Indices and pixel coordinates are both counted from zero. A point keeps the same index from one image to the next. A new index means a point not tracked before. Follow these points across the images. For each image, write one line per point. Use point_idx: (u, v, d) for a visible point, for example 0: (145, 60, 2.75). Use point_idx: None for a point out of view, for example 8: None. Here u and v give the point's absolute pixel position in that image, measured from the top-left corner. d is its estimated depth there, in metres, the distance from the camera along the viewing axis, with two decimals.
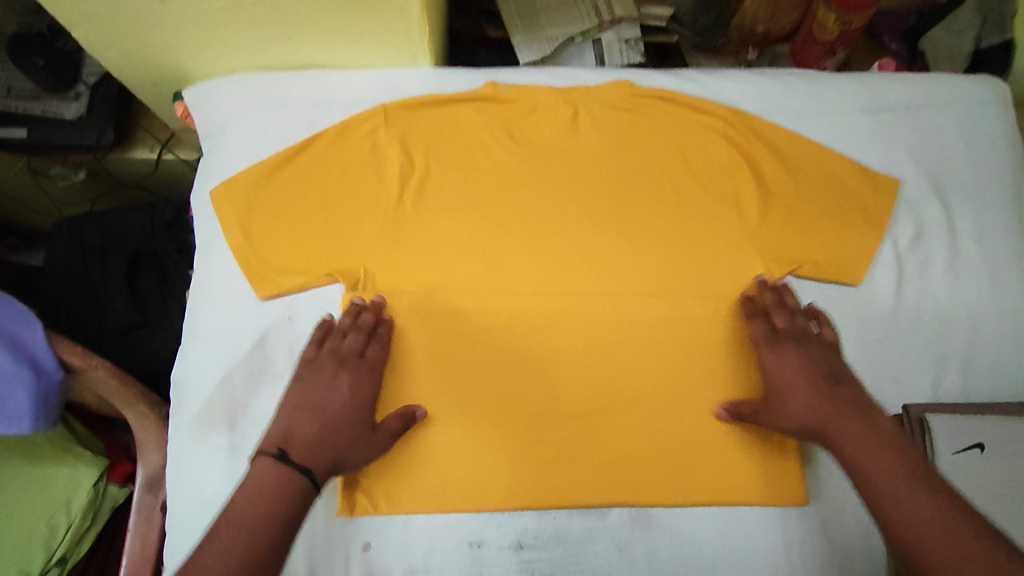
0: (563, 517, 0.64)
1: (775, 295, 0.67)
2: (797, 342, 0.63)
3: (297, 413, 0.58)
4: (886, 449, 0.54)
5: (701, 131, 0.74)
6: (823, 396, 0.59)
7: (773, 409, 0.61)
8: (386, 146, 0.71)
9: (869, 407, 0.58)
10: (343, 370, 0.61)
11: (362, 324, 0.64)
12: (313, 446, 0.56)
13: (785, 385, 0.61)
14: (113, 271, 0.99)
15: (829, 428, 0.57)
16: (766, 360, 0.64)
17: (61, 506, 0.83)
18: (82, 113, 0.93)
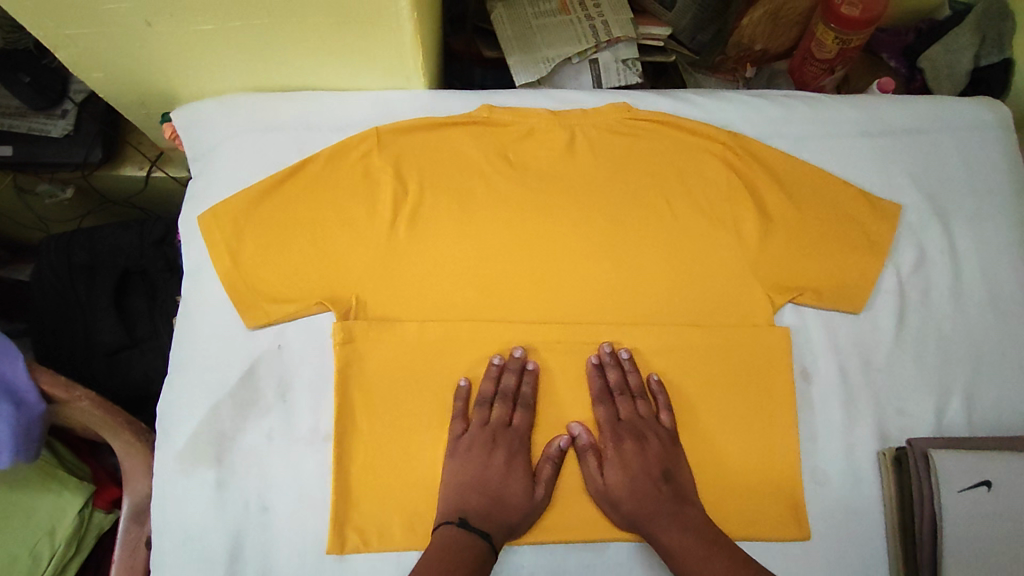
0: (560, 552, 0.63)
1: (618, 372, 0.66)
2: (639, 435, 0.65)
3: (465, 490, 0.62)
4: (703, 553, 0.58)
5: (699, 155, 0.73)
6: (644, 494, 0.62)
7: (603, 495, 0.63)
8: (379, 171, 0.70)
9: (688, 507, 0.62)
10: (499, 446, 0.64)
11: (505, 389, 0.65)
12: (484, 515, 0.60)
13: (619, 477, 0.63)
14: (101, 291, 0.97)
15: (647, 525, 0.61)
16: (608, 450, 0.65)
17: (45, 535, 0.81)
18: (68, 131, 0.91)
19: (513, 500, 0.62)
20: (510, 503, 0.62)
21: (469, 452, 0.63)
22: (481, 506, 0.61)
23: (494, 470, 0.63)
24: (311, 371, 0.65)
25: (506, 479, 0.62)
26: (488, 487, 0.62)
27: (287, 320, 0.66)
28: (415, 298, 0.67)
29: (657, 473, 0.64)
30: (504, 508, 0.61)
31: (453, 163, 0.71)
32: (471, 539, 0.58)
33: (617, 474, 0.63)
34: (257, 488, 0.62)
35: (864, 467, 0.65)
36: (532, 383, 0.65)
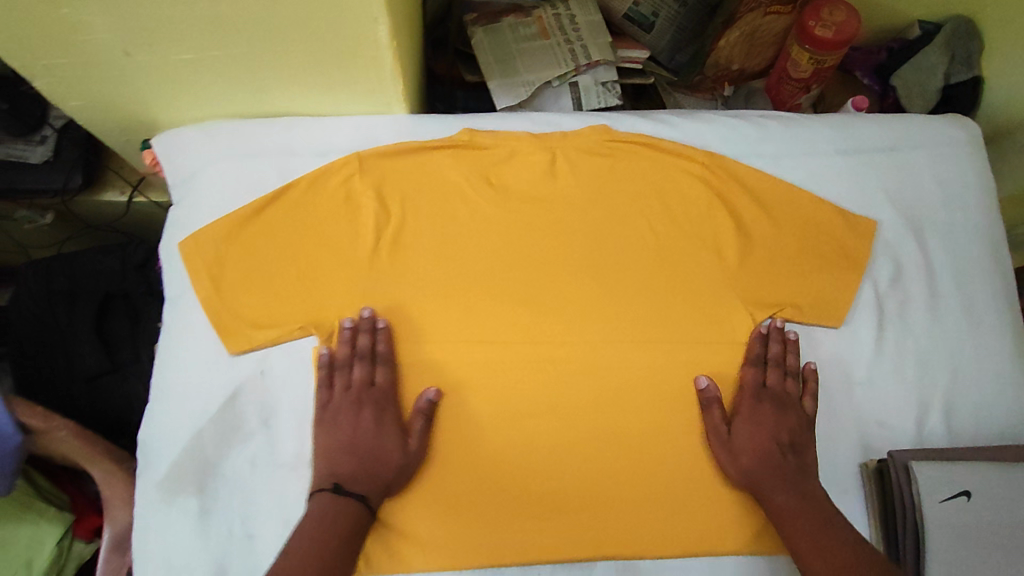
0: (547, 572, 0.63)
1: (779, 347, 0.68)
2: (776, 404, 0.66)
3: (334, 453, 0.62)
4: (805, 516, 0.60)
5: (678, 175, 0.74)
6: (766, 454, 0.64)
7: (727, 450, 0.64)
8: (360, 195, 0.70)
9: (809, 479, 0.63)
10: (364, 407, 0.63)
11: (360, 350, 0.64)
12: (356, 479, 0.60)
13: (756, 441, 0.65)
14: (82, 317, 0.96)
15: (764, 483, 0.63)
16: (744, 409, 0.66)
17: (22, 566, 0.81)
18: (48, 157, 0.90)
19: (388, 458, 0.61)
20: (386, 460, 0.61)
21: (336, 416, 0.63)
22: (353, 466, 0.61)
23: (353, 431, 0.62)
24: (295, 396, 0.65)
25: (379, 436, 0.62)
26: (361, 448, 0.62)
27: (269, 345, 0.65)
28: (396, 319, 0.67)
29: (785, 441, 0.65)
30: (379, 465, 0.61)
31: (434, 184, 0.71)
32: (344, 503, 0.59)
33: (746, 433, 0.65)
34: (240, 515, 0.62)
35: (847, 480, 0.66)
36: (388, 343, 0.65)
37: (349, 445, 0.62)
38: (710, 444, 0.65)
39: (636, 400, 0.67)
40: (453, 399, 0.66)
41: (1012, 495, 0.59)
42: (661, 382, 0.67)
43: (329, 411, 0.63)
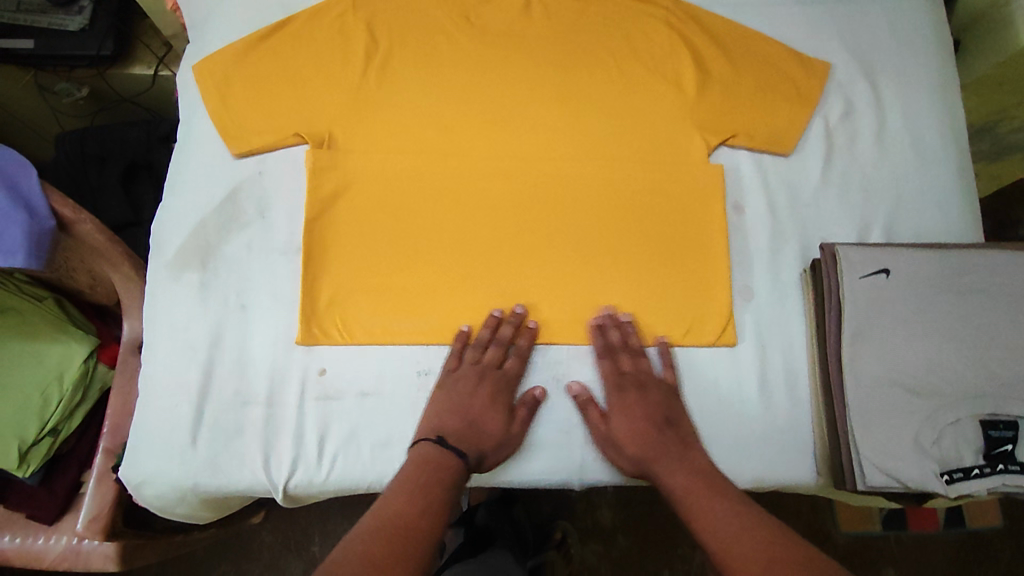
0: (507, 353, 0.69)
1: (619, 334, 0.69)
2: (638, 387, 0.67)
3: (445, 413, 0.65)
4: (701, 486, 0.60)
5: (644, 18, 0.80)
6: (644, 436, 0.64)
7: (608, 441, 0.66)
8: (352, 28, 0.78)
9: (689, 450, 0.63)
10: (486, 382, 0.67)
11: (501, 336, 0.68)
12: (463, 438, 0.64)
13: (612, 421, 0.66)
14: (110, 176, 1.07)
15: (650, 464, 0.63)
16: (614, 400, 0.67)
17: (54, 379, 0.94)
18: (84, 26, 1.01)
19: (493, 436, 0.65)
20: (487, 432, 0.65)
21: (457, 384, 0.67)
22: (458, 427, 0.64)
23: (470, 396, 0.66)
24: (289, 194, 0.73)
25: (486, 411, 0.66)
26: (469, 417, 0.65)
27: (267, 150, 0.74)
28: (377, 131, 0.74)
29: (661, 419, 0.65)
30: (479, 435, 0.65)
31: (420, 22, 0.79)
32: (446, 458, 0.62)
33: (624, 424, 0.65)
34: (237, 290, 0.70)
35: (788, 285, 0.72)
36: (529, 339, 0.69)
37: (456, 406, 0.66)
38: (600, 445, 0.66)
39: (595, 209, 0.73)
40: (429, 201, 0.73)
41: (935, 290, 0.63)
42: (618, 195, 0.74)
43: (390, 381, 0.68)
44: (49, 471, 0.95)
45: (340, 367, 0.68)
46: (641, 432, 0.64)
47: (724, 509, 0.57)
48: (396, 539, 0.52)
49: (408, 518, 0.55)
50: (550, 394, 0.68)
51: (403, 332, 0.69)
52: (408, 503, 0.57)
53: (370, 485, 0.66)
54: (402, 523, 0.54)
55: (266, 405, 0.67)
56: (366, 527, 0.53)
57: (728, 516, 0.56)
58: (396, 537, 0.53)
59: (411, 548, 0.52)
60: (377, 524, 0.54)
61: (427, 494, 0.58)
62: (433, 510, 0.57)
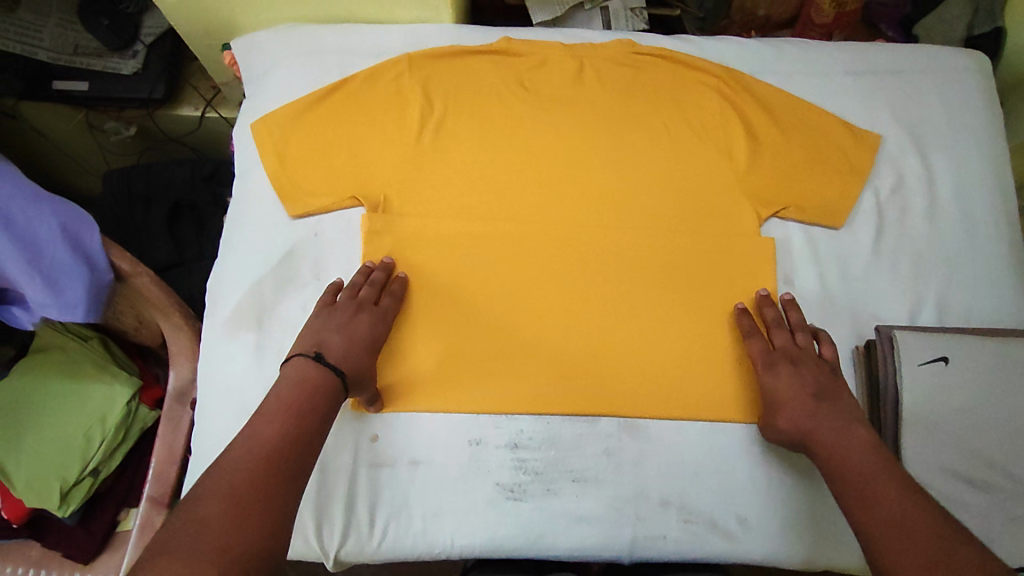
0: (556, 423, 0.69)
1: (774, 311, 0.71)
2: (792, 363, 0.66)
3: (324, 335, 0.66)
4: (866, 461, 0.57)
5: (697, 86, 0.80)
6: (805, 411, 0.63)
7: (768, 416, 0.66)
8: (409, 90, 0.79)
9: (849, 426, 0.61)
10: (363, 311, 0.68)
11: (374, 280, 0.70)
12: (342, 355, 0.64)
13: (778, 400, 0.65)
14: (155, 217, 1.09)
15: (806, 437, 0.62)
16: (764, 375, 0.67)
17: (97, 421, 0.94)
18: (138, 69, 1.04)
19: (367, 352, 0.66)
20: (361, 361, 0.66)
21: (333, 313, 0.68)
22: (341, 351, 0.65)
23: (356, 326, 0.67)
24: (343, 255, 0.74)
25: (369, 339, 0.67)
26: (353, 340, 0.66)
27: (323, 212, 0.75)
28: (432, 195, 0.76)
29: (815, 393, 0.64)
30: (354, 362, 0.65)
31: (474, 86, 0.80)
32: (322, 373, 0.62)
33: (777, 395, 0.65)
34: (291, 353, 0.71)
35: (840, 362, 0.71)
36: (400, 285, 0.71)
37: (342, 333, 0.66)
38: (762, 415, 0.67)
39: (646, 279, 0.74)
40: (480, 269, 0.74)
41: (997, 375, 0.62)
42: (669, 266, 0.75)
43: (329, 310, 0.68)
44: (88, 510, 0.96)
45: (391, 433, 0.69)
46: (794, 412, 0.64)
47: (884, 487, 0.55)
48: (280, 463, 0.55)
49: (296, 442, 0.57)
50: (600, 468, 0.68)
51: (455, 400, 0.69)
52: (278, 433, 0.57)
53: (417, 552, 0.66)
54: (298, 448, 0.57)
55: (319, 470, 0.67)
56: (260, 446, 0.55)
57: (894, 498, 0.54)
58: (278, 457, 0.55)
59: (293, 468, 0.55)
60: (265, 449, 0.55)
61: (298, 420, 0.58)
62: (313, 428, 0.59)
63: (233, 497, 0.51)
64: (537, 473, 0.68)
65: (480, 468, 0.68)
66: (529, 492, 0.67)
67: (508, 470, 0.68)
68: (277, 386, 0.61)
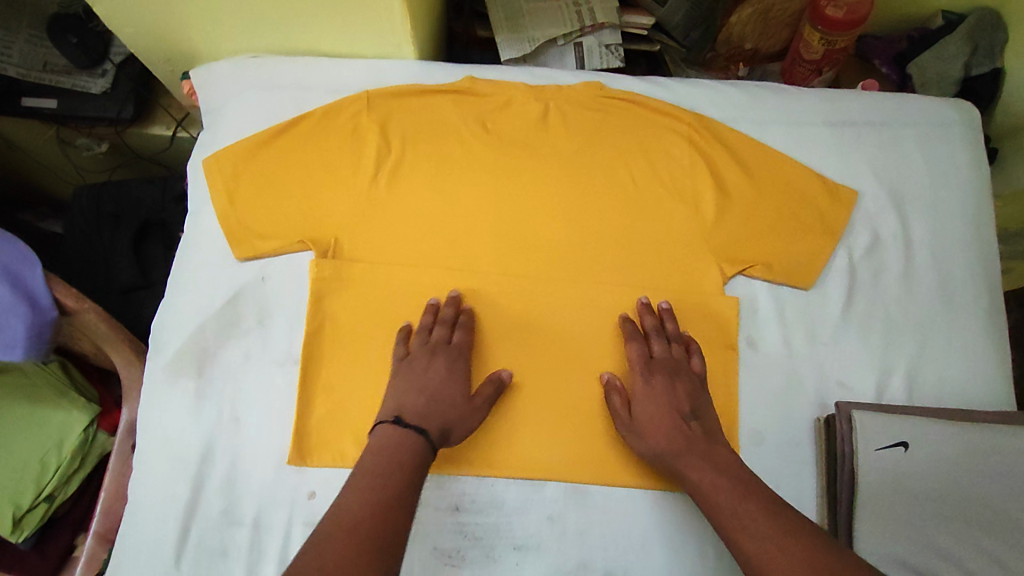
0: (501, 486, 0.67)
1: (655, 321, 0.70)
2: (668, 372, 0.67)
3: (406, 392, 0.64)
4: (731, 482, 0.58)
5: (665, 133, 0.77)
6: (673, 428, 0.64)
7: (634, 431, 0.66)
8: (366, 129, 0.76)
9: (714, 443, 0.63)
10: (437, 357, 0.67)
11: (444, 318, 0.69)
12: (423, 415, 0.63)
13: (647, 412, 0.66)
14: (122, 237, 1.07)
15: (674, 458, 0.63)
16: (639, 388, 0.67)
17: (53, 446, 0.93)
18: (107, 89, 1.02)
19: (450, 401, 0.65)
20: (442, 410, 0.64)
21: (413, 366, 0.66)
22: (420, 404, 0.63)
23: (435, 376, 0.66)
24: (289, 301, 0.72)
25: (446, 384, 0.66)
26: (431, 391, 0.65)
27: (270, 255, 0.73)
28: (385, 240, 0.73)
29: (687, 411, 0.65)
30: (437, 414, 0.64)
31: (435, 126, 0.77)
32: (407, 436, 0.60)
33: (647, 409, 0.66)
34: (231, 403, 0.69)
35: (801, 433, 0.68)
36: (468, 316, 0.70)
37: (424, 385, 0.65)
38: (622, 433, 0.67)
39: (602, 336, 0.72)
40: None
41: (966, 463, 0.59)
42: (628, 322, 0.72)
43: (406, 362, 0.67)
44: (43, 535, 0.95)
45: (328, 491, 0.66)
46: (663, 432, 0.64)
47: (753, 509, 0.55)
48: (411, 447, 0.59)
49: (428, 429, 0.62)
50: (543, 537, 0.65)
51: None
52: (417, 422, 0.62)
53: None
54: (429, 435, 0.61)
55: (253, 528, 0.65)
56: (399, 436, 0.60)
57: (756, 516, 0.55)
58: (411, 444, 0.59)
59: (423, 453, 0.59)
60: (402, 437, 0.59)
61: (429, 414, 0.63)
62: (444, 416, 0.64)
63: (375, 474, 0.55)
64: (477, 539, 0.65)
65: (418, 532, 0.65)
66: (467, 558, 0.65)
67: (448, 534, 0.65)
68: (405, 388, 0.65)
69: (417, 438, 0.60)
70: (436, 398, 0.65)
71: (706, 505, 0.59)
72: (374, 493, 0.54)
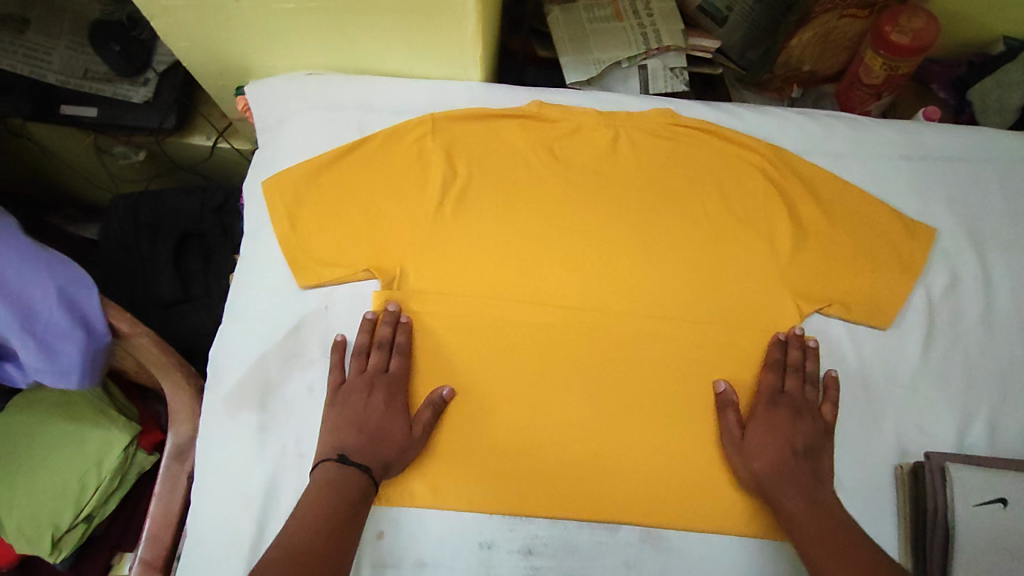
0: (574, 529, 0.65)
1: (800, 355, 0.69)
2: (794, 411, 0.67)
3: (342, 429, 0.65)
4: (820, 519, 0.60)
5: (738, 165, 0.75)
6: (786, 459, 0.64)
7: (738, 453, 0.66)
8: (431, 154, 0.74)
9: (821, 484, 0.63)
10: (376, 390, 0.67)
11: (380, 339, 0.68)
12: (364, 450, 0.63)
13: (762, 439, 0.66)
14: (161, 249, 1.05)
15: (774, 486, 0.63)
16: (760, 414, 0.67)
17: (94, 465, 0.91)
18: (149, 98, 0.99)
19: (393, 436, 0.64)
20: (388, 441, 0.64)
21: (346, 400, 0.66)
22: (357, 441, 0.64)
23: (371, 411, 0.66)
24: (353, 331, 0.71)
25: (386, 419, 0.65)
26: (371, 427, 0.65)
27: (334, 283, 0.71)
28: (451, 271, 0.71)
29: (801, 447, 0.65)
30: (381, 446, 0.64)
31: (502, 152, 0.75)
32: (348, 473, 0.62)
33: (760, 434, 0.66)
34: (296, 436, 0.67)
35: (880, 480, 0.67)
36: (407, 335, 0.68)
37: (362, 422, 0.65)
38: (726, 450, 0.67)
39: (674, 373, 0.70)
40: (500, 354, 0.70)
41: None
42: (700, 358, 0.71)
43: (342, 394, 0.67)
44: (80, 556, 0.93)
45: (397, 531, 0.64)
46: (765, 460, 0.64)
47: (838, 548, 0.57)
48: (356, 484, 0.61)
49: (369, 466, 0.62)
50: None
51: (469, 500, 0.65)
52: (346, 455, 0.63)
53: None
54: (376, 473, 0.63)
55: None
56: (338, 471, 0.62)
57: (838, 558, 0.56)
58: (357, 485, 0.61)
59: (363, 488, 0.61)
60: (338, 475, 0.61)
61: (378, 448, 0.64)
62: (382, 452, 0.64)
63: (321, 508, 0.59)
64: None
65: (491, 575, 0.64)
66: None
67: None
68: (331, 419, 0.66)
69: (356, 475, 0.61)
70: (373, 431, 0.64)
71: (794, 531, 0.60)
72: (315, 524, 0.57)
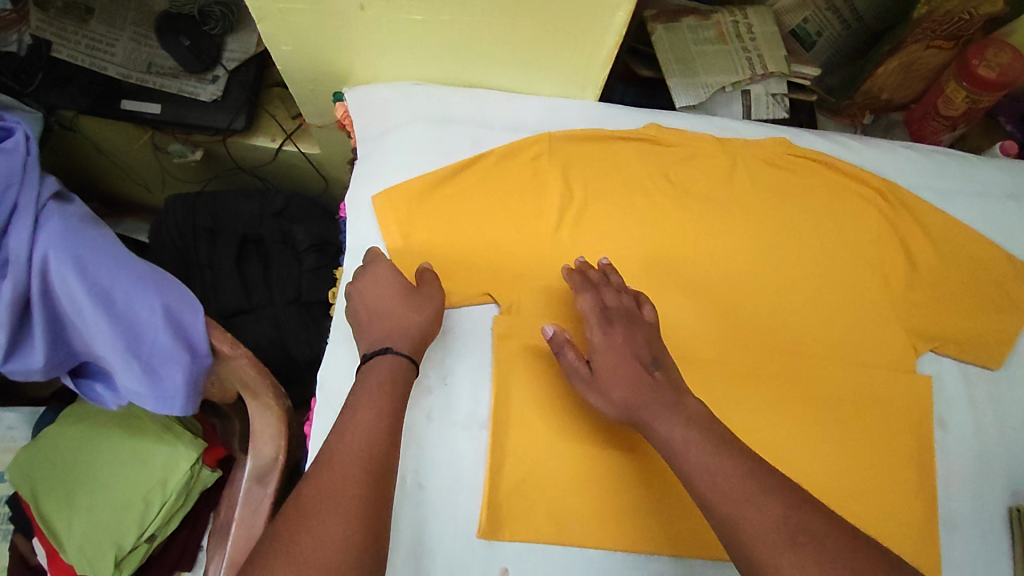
0: (699, 568, 0.65)
1: (600, 275, 0.67)
2: (625, 323, 0.63)
3: (365, 329, 0.63)
4: (704, 437, 0.54)
5: (853, 198, 0.75)
6: (635, 377, 0.59)
7: (593, 387, 0.61)
8: (547, 174, 0.72)
9: (683, 396, 0.58)
10: (361, 283, 0.65)
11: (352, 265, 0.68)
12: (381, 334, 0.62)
13: (612, 363, 0.61)
14: (222, 255, 1.00)
15: (642, 413, 0.58)
16: (597, 340, 0.63)
17: (158, 483, 0.87)
18: (217, 96, 0.94)
19: (398, 303, 0.63)
20: (397, 310, 0.63)
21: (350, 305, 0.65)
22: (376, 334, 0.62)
23: (369, 301, 0.64)
24: (471, 359, 0.68)
25: (383, 295, 0.64)
26: (374, 313, 0.63)
27: (452, 307, 0.69)
28: (569, 298, 0.69)
29: (648, 360, 0.61)
30: (394, 314, 0.62)
31: (619, 176, 0.74)
32: (378, 363, 0.60)
33: (606, 360, 0.61)
34: (415, 466, 0.65)
35: (994, 520, 0.68)
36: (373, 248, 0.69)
37: (370, 314, 0.63)
38: (582, 388, 0.62)
39: (794, 410, 0.69)
40: None
41: None
42: (816, 391, 0.70)
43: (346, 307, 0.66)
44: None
45: (523, 568, 0.63)
46: (620, 387, 0.59)
47: (727, 460, 0.52)
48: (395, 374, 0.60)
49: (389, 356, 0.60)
50: None
51: (596, 537, 0.64)
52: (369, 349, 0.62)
53: None
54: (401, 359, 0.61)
55: None
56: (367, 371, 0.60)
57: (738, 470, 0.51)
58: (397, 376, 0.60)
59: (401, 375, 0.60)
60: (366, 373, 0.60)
61: (388, 322, 0.62)
62: (397, 318, 0.62)
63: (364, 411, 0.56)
64: None
65: None
66: None
67: None
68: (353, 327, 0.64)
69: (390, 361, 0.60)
70: (392, 316, 0.63)
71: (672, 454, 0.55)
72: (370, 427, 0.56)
